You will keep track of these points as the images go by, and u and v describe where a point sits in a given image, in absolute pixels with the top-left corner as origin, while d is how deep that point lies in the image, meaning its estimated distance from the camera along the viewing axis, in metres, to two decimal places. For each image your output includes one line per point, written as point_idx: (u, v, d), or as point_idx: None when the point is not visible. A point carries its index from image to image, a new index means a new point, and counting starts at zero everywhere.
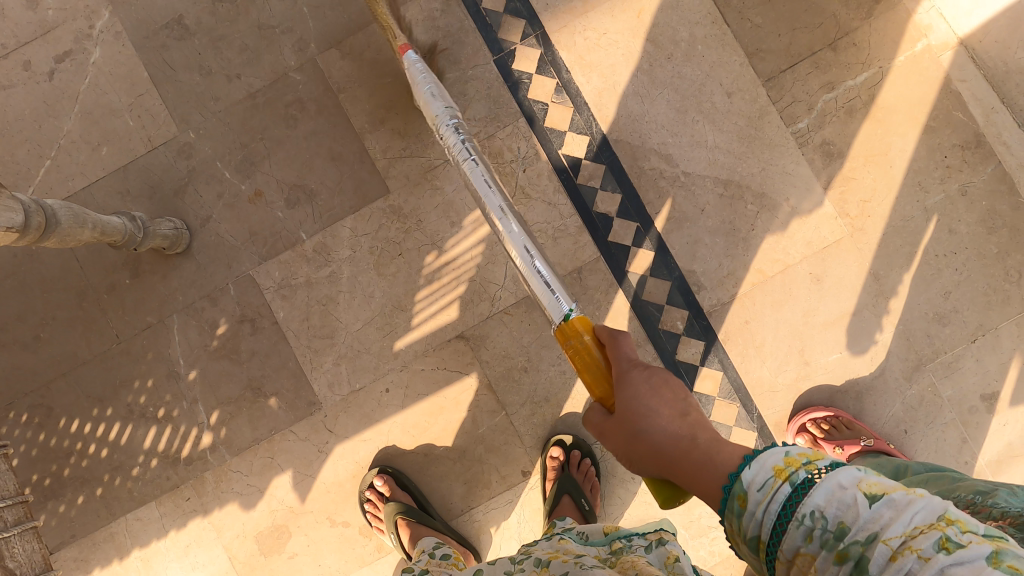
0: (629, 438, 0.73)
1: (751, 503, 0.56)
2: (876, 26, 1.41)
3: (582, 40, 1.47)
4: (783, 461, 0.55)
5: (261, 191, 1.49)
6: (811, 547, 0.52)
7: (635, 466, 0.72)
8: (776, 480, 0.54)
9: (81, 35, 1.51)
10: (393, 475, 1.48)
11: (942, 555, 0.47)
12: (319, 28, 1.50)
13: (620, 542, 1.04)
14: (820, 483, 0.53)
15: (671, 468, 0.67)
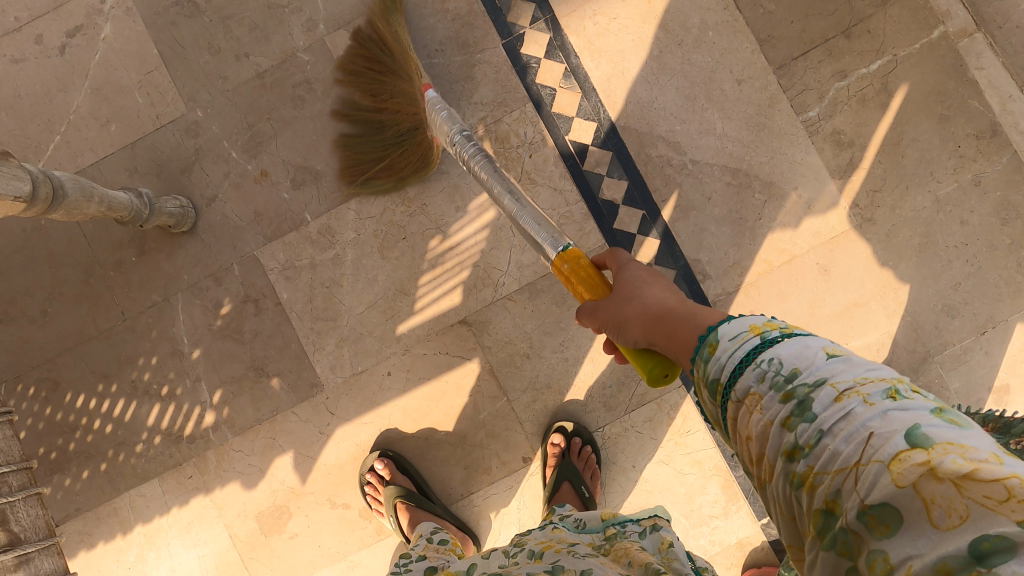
0: (622, 304, 0.76)
1: (719, 350, 0.53)
2: (890, 15, 1.39)
3: (591, 25, 1.45)
4: (760, 321, 0.53)
5: (268, 171, 1.49)
6: (761, 388, 0.49)
7: (625, 329, 0.74)
8: (748, 332, 0.52)
9: (92, 13, 1.51)
10: (393, 458, 1.48)
11: (888, 401, 0.43)
12: (328, 9, 1.49)
13: (615, 529, 1.04)
14: (790, 338, 0.50)
15: (653, 322, 0.68)
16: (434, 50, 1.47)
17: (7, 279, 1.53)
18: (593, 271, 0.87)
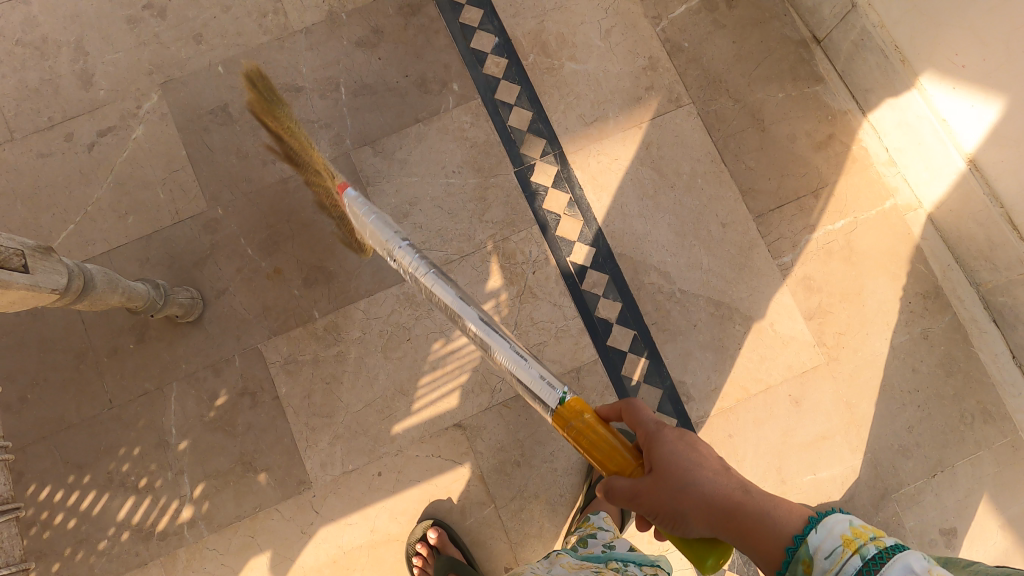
0: (676, 491, 0.77)
1: (819, 569, 0.65)
2: (851, 182, 1.61)
3: (595, 163, 1.63)
4: (850, 534, 0.64)
5: (281, 268, 1.55)
6: None
7: (681, 523, 0.76)
8: (846, 550, 0.64)
9: (126, 114, 1.59)
10: (445, 528, 1.47)
11: None
12: (356, 128, 1.63)
13: (618, 564, 1.07)
14: (889, 562, 0.60)
15: (722, 518, 0.74)
16: (451, 171, 1.62)
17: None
18: (602, 429, 0.79)
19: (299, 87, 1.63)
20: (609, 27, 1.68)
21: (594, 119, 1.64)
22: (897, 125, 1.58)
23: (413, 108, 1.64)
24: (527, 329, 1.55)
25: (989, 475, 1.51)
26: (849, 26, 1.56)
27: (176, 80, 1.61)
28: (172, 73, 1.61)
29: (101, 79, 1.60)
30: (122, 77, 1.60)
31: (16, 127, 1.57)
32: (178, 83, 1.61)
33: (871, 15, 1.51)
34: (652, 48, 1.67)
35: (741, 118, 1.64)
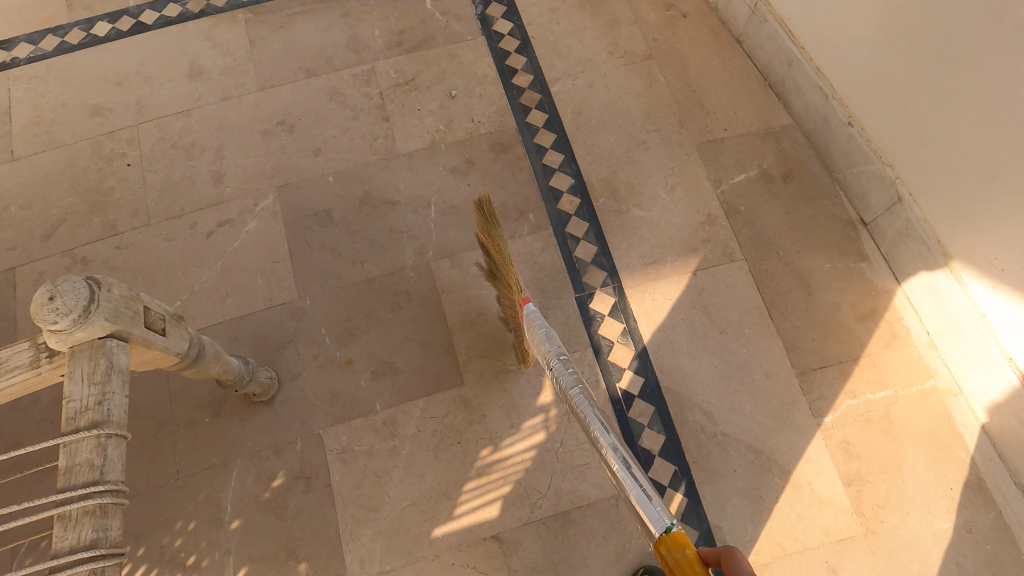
0: None
1: None
2: (892, 356, 1.72)
3: (650, 300, 1.77)
4: None
5: (353, 359, 1.69)
6: None
7: None
8: None
9: (244, 210, 1.81)
10: None
11: None
12: (439, 242, 1.81)
13: None
14: None
15: None
16: (516, 288, 1.78)
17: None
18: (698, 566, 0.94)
19: (394, 202, 1.84)
20: (673, 183, 1.89)
21: (653, 260, 1.81)
22: (931, 298, 1.70)
23: (489, 230, 1.84)
24: (573, 448, 1.62)
25: None
26: (894, 217, 1.74)
27: (291, 184, 1.84)
28: (288, 178, 1.85)
29: (230, 179, 1.84)
30: (248, 179, 1.84)
31: (151, 214, 1.80)
32: (291, 188, 1.84)
33: (916, 208, 1.67)
34: (710, 208, 1.86)
35: (790, 279, 1.79)
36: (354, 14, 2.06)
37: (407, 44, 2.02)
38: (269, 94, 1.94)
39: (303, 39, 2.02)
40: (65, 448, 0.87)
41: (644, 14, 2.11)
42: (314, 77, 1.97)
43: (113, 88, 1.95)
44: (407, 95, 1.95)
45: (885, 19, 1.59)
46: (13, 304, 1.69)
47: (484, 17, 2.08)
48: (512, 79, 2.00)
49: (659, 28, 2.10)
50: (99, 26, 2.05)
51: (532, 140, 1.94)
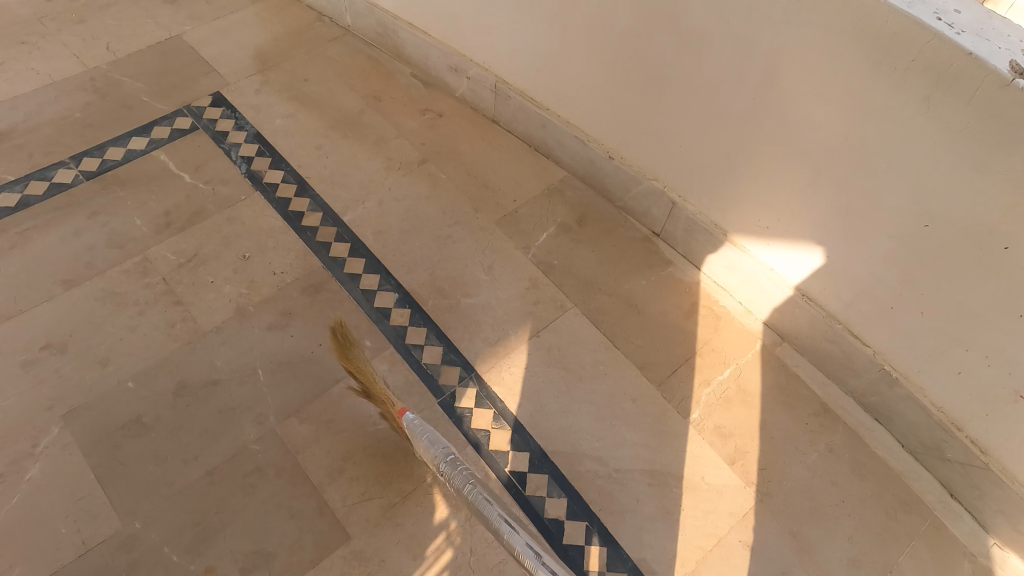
0: None
1: None
2: (724, 334, 1.92)
3: (509, 375, 1.81)
4: None
5: (212, 566, 1.50)
6: None
7: None
8: None
9: (21, 455, 1.61)
10: None
11: None
12: (279, 402, 1.72)
13: None
14: None
15: None
16: (379, 417, 1.73)
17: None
18: None
19: (215, 379, 1.74)
20: (491, 263, 2.01)
21: (497, 339, 1.87)
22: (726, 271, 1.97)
23: (331, 370, 1.79)
24: (484, 550, 1.56)
25: (926, 561, 1.59)
26: (676, 219, 2.02)
27: (79, 407, 1.68)
28: (74, 401, 1.69)
29: None
30: (14, 422, 1.65)
31: None
32: (81, 410, 1.67)
33: (689, 206, 1.96)
34: (531, 272, 2.00)
35: (619, 307, 1.95)
36: (103, 213, 2.00)
37: (176, 224, 1.99)
38: (21, 321, 1.80)
39: (49, 252, 1.92)
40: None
41: (407, 125, 2.28)
42: (77, 286, 1.86)
43: None
44: (196, 271, 1.90)
45: (599, 66, 1.91)
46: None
47: (251, 173, 2.11)
48: (302, 222, 2.03)
49: (423, 132, 2.27)
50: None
51: (343, 271, 1.95)
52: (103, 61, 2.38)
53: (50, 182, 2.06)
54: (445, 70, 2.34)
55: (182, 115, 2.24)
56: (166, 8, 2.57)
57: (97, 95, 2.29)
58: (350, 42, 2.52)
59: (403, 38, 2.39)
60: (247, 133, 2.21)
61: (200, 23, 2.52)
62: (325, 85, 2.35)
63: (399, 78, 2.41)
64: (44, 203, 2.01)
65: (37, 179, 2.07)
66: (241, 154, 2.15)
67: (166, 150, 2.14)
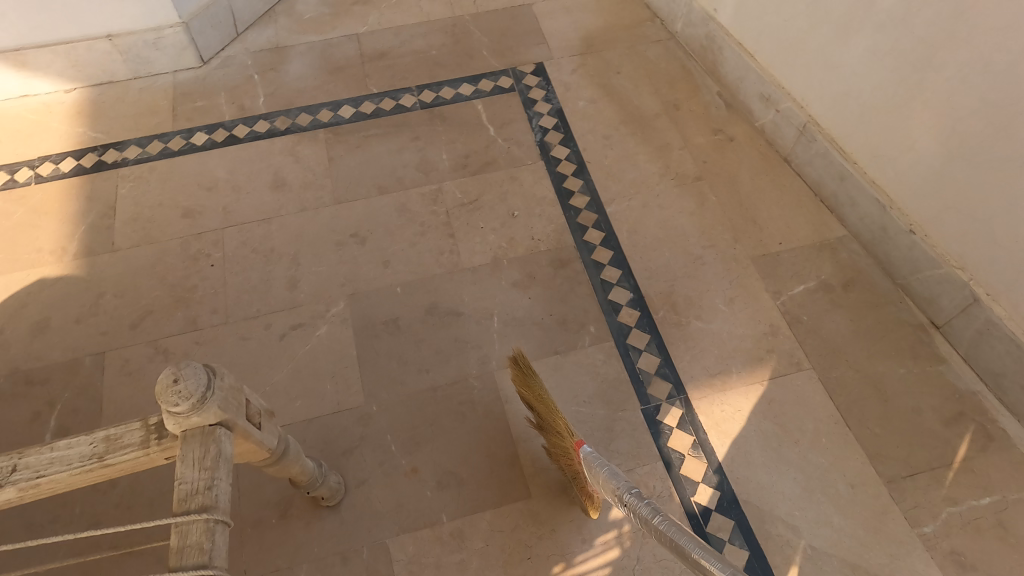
0: None
1: None
2: (991, 459, 1.66)
3: (718, 410, 1.75)
4: None
5: (419, 468, 1.70)
6: None
7: None
8: None
9: (316, 314, 1.98)
10: None
11: None
12: (502, 352, 1.87)
13: None
14: None
15: None
16: (581, 401, 1.77)
17: (139, 493, 1.69)
18: None
19: (459, 312, 1.95)
20: (731, 296, 1.95)
21: (718, 370, 1.81)
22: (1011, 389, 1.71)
23: (552, 341, 1.88)
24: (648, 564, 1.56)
25: None
26: (970, 317, 1.77)
27: (361, 293, 2.01)
28: (359, 287, 2.03)
29: (304, 285, 2.04)
30: (320, 286, 2.03)
31: (230, 313, 2.00)
32: (361, 296, 2.01)
33: (997, 308, 1.70)
34: (773, 317, 1.90)
35: (864, 387, 1.78)
36: (424, 140, 2.35)
37: (471, 168, 2.28)
38: (344, 208, 2.19)
39: (380, 159, 2.30)
40: (176, 528, 0.95)
41: (695, 139, 2.30)
42: (386, 194, 2.22)
43: (205, 193, 2.24)
44: (472, 213, 2.17)
45: (942, 129, 1.69)
46: (98, 389, 1.89)
47: (542, 143, 2.33)
48: (570, 200, 2.16)
49: (709, 150, 2.27)
50: (197, 136, 2.39)
51: (590, 258, 2.03)
52: (467, 13, 2.73)
53: (396, 103, 2.46)
54: (753, 96, 2.30)
55: (507, 75, 2.54)
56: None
57: (452, 39, 2.66)
58: (670, 47, 2.60)
59: (725, 57, 2.39)
60: (552, 107, 2.44)
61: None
62: (633, 82, 2.48)
63: (703, 93, 2.44)
64: (389, 118, 2.41)
65: (389, 97, 2.48)
66: (541, 124, 2.39)
67: (483, 101, 2.45)
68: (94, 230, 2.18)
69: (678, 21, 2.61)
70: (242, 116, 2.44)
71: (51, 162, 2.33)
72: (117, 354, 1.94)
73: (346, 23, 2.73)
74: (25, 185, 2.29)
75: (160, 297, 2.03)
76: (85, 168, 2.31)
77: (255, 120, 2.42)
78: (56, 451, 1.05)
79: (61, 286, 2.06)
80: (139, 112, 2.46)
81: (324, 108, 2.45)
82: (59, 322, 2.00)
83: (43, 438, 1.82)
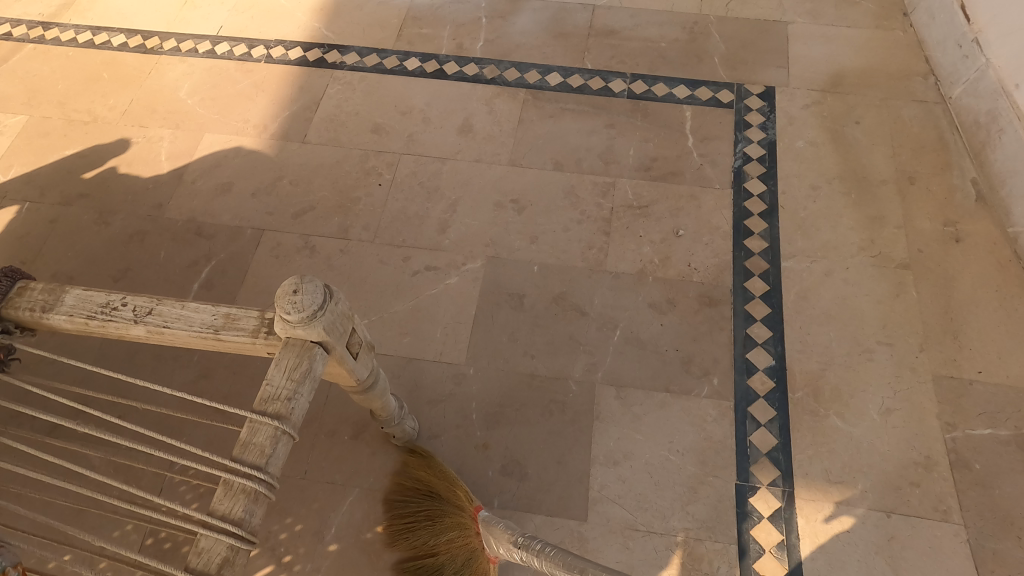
0: None
1: None
2: None
3: (822, 520, 1.57)
4: None
5: (489, 446, 1.69)
6: None
7: None
8: None
9: (453, 264, 2.01)
10: None
11: None
12: (613, 367, 1.78)
13: None
14: None
15: None
16: (676, 448, 1.65)
17: (246, 367, 1.84)
18: None
19: (584, 312, 1.89)
20: (890, 407, 1.70)
21: (840, 480, 1.61)
22: None
23: (669, 377, 1.76)
24: None
25: None
26: None
27: (500, 259, 2.02)
28: (500, 253, 2.03)
29: (452, 232, 2.08)
30: (468, 240, 2.06)
31: (380, 234, 2.09)
32: (499, 262, 2.01)
33: None
34: (932, 449, 1.64)
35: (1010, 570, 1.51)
36: (618, 129, 2.26)
37: (655, 173, 2.16)
38: (516, 172, 2.19)
39: (568, 135, 2.26)
40: (250, 423, 1.06)
41: (918, 223, 2.01)
42: (560, 172, 2.18)
43: (399, 117, 2.32)
44: (636, 219, 2.07)
45: None
46: (248, 260, 2.07)
47: (739, 171, 2.16)
48: (745, 240, 2.01)
49: (930, 240, 1.98)
50: (411, 61, 2.48)
51: (743, 307, 1.87)
52: (712, 13, 2.59)
53: (606, 84, 2.38)
54: (1020, 198, 1.95)
55: (730, 90, 2.36)
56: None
57: (687, 37, 2.51)
58: (935, 112, 2.27)
59: (1004, 142, 2.05)
60: (765, 136, 2.24)
61: (814, 23, 2.56)
62: (873, 137, 2.22)
63: (953, 175, 2.12)
64: (593, 98, 2.35)
65: (600, 77, 2.41)
66: (746, 151, 2.20)
67: (692, 109, 2.31)
68: (295, 119, 2.34)
69: (960, 85, 2.25)
70: (457, 54, 2.49)
71: (283, 48, 2.53)
72: (276, 236, 2.12)
73: None
74: (257, 61, 2.50)
75: (327, 198, 2.17)
76: (309, 61, 2.49)
77: (468, 62, 2.47)
78: (185, 311, 1.22)
79: (250, 158, 2.26)
80: (370, 25, 2.58)
81: (535, 69, 2.43)
82: (241, 191, 2.20)
83: (194, 283, 2.04)
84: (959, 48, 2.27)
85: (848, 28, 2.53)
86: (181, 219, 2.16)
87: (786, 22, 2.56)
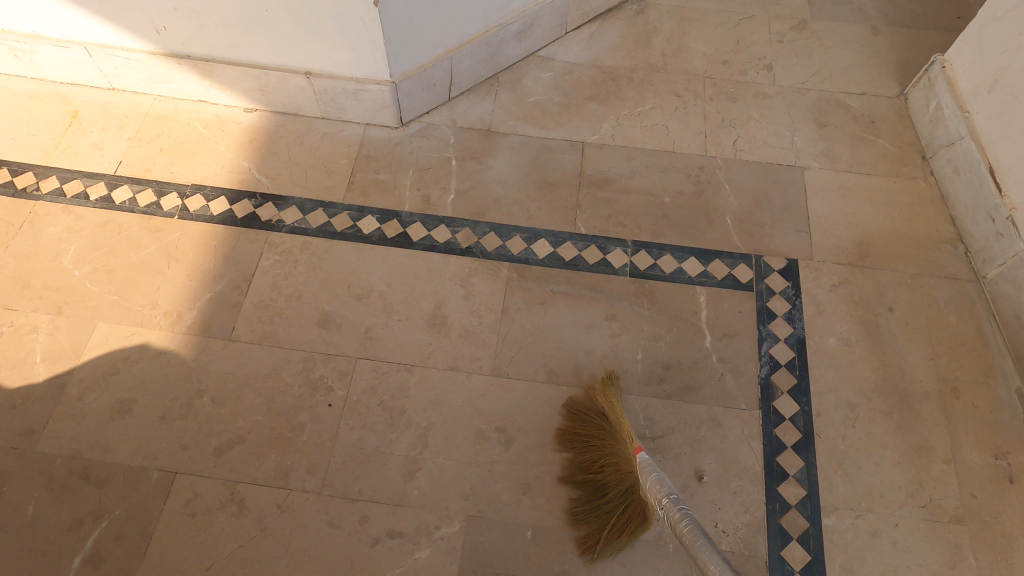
0: None
1: None
2: None
3: None
4: None
5: None
6: None
7: None
8: None
9: (424, 527, 1.60)
10: None
11: None
12: None
13: None
14: None
15: None
16: None
17: None
18: None
19: None
20: None
21: None
22: None
23: None
24: None
25: None
26: None
27: (484, 518, 1.61)
28: (484, 508, 1.62)
29: (422, 476, 1.65)
30: (439, 488, 1.64)
31: (328, 481, 1.65)
32: (482, 524, 1.60)
33: None
34: None
35: None
36: (621, 322, 1.87)
37: (668, 386, 1.79)
38: (501, 385, 1.76)
39: (562, 330, 1.85)
40: None
41: (966, 455, 1.74)
42: (557, 385, 1.78)
43: (353, 303, 1.88)
44: (652, 458, 1.69)
45: None
46: (153, 521, 1.60)
47: (766, 383, 1.81)
48: (779, 485, 1.69)
49: (980, 480, 1.71)
50: (366, 219, 2.04)
51: None
52: (721, 154, 2.19)
53: (604, 256, 1.98)
54: None
55: (748, 263, 1.99)
56: (812, 136, 2.26)
57: (694, 188, 2.11)
58: (969, 292, 1.98)
59: None
60: (792, 332, 1.89)
61: (831, 166, 2.20)
62: (910, 331, 1.90)
63: (996, 385, 1.84)
64: (589, 276, 1.94)
65: (595, 245, 2.00)
66: (772, 353, 1.85)
67: (709, 293, 1.93)
68: (218, 304, 1.86)
69: (996, 264, 1.95)
70: (423, 210, 2.06)
71: (202, 197, 2.05)
72: (189, 481, 1.64)
73: (576, 122, 2.25)
74: (167, 215, 2.01)
75: (261, 426, 1.70)
76: (236, 218, 2.02)
77: (436, 222, 2.04)
78: None
79: (160, 361, 1.77)
80: (314, 165, 2.13)
81: (516, 232, 2.03)
82: (145, 411, 1.71)
83: (77, 556, 1.56)
84: (992, 221, 1.96)
85: (872, 171, 2.20)
86: (61, 455, 1.66)
87: (801, 167, 2.19)
